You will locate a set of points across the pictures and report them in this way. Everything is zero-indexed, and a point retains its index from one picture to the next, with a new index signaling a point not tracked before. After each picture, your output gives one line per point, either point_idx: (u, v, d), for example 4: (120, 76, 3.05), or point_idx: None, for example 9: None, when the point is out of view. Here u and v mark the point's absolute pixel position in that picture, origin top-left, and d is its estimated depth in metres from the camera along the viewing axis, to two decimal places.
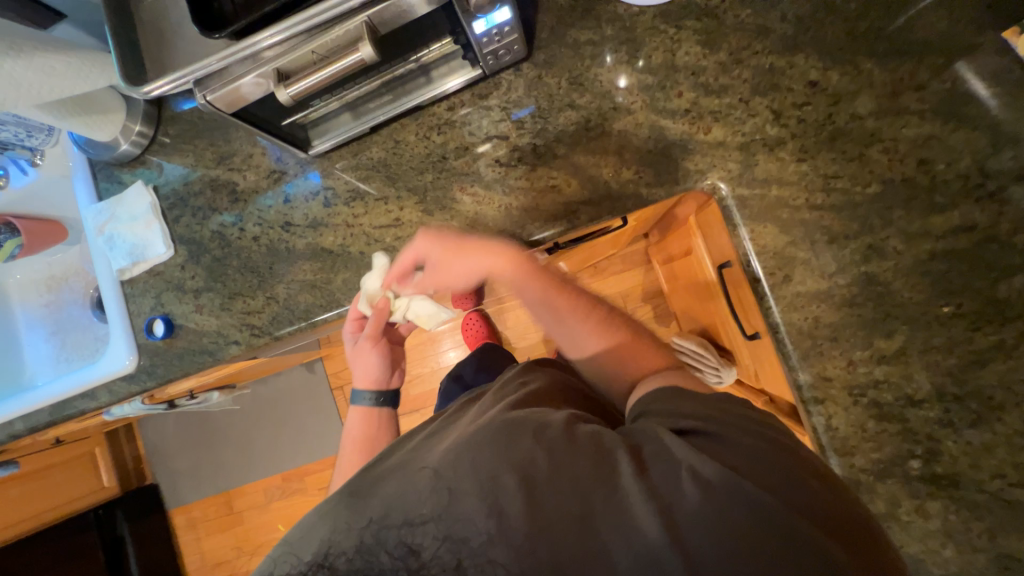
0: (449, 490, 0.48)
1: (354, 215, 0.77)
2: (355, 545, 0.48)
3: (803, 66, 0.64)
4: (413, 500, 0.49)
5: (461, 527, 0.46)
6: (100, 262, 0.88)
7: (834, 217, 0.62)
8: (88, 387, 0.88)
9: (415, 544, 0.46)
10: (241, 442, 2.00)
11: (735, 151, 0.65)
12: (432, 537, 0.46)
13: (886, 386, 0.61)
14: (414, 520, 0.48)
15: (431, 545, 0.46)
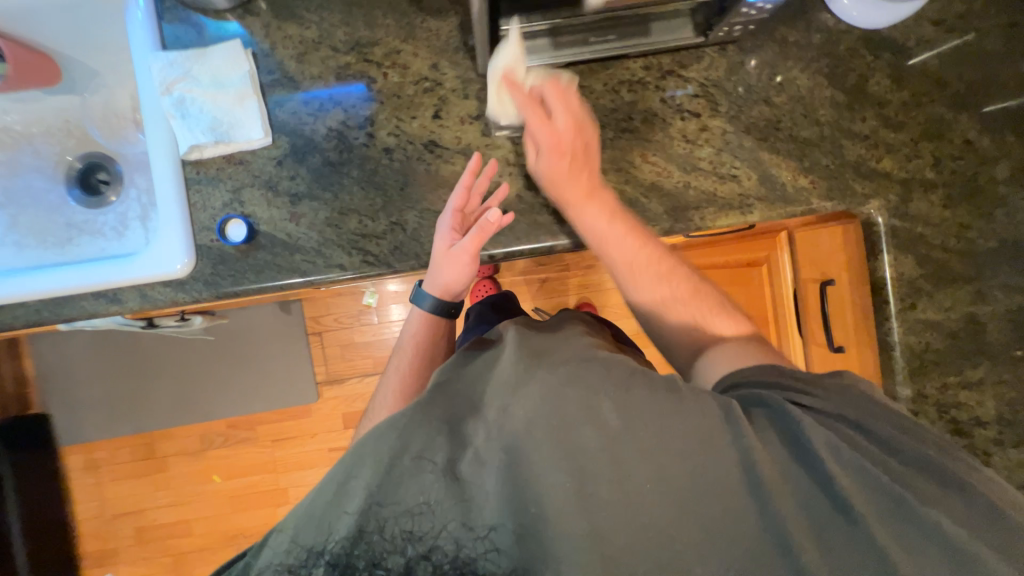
0: (457, 477, 0.47)
1: (517, 153, 0.70)
2: (352, 531, 0.46)
3: (964, 124, 0.72)
4: (411, 486, 0.46)
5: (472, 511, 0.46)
6: (156, 129, 0.67)
7: (958, 260, 0.72)
8: (113, 286, 0.68)
9: (416, 530, 0.46)
10: (178, 378, 1.70)
11: (897, 184, 0.72)
12: (432, 523, 0.46)
13: (964, 407, 0.73)
14: (413, 507, 0.46)
15: (435, 532, 0.46)
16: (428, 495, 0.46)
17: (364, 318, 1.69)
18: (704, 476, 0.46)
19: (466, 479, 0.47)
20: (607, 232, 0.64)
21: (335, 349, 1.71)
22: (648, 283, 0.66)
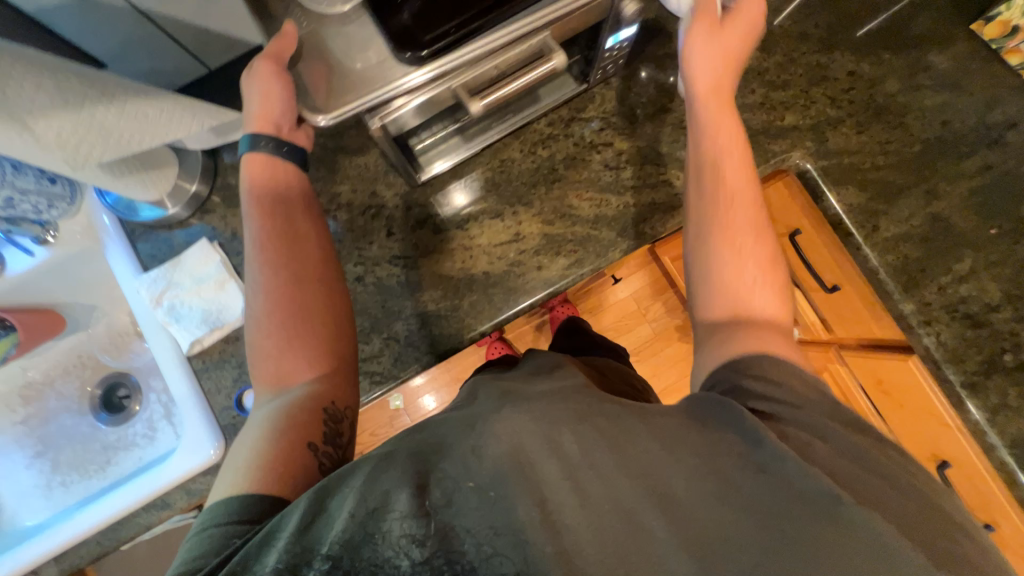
0: (454, 488, 0.39)
1: (470, 237, 0.76)
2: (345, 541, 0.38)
3: (841, 60, 0.79)
4: (425, 486, 0.40)
5: (474, 515, 0.38)
6: (160, 338, 0.74)
7: (894, 173, 0.76)
8: (164, 491, 0.72)
9: (416, 534, 0.38)
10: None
11: (808, 131, 0.77)
12: (440, 524, 0.38)
13: (971, 299, 0.74)
14: (406, 517, 0.38)
15: (431, 539, 0.37)
16: (427, 497, 0.39)
17: (399, 420, 1.65)
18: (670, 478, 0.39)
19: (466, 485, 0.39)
20: (716, 117, 0.60)
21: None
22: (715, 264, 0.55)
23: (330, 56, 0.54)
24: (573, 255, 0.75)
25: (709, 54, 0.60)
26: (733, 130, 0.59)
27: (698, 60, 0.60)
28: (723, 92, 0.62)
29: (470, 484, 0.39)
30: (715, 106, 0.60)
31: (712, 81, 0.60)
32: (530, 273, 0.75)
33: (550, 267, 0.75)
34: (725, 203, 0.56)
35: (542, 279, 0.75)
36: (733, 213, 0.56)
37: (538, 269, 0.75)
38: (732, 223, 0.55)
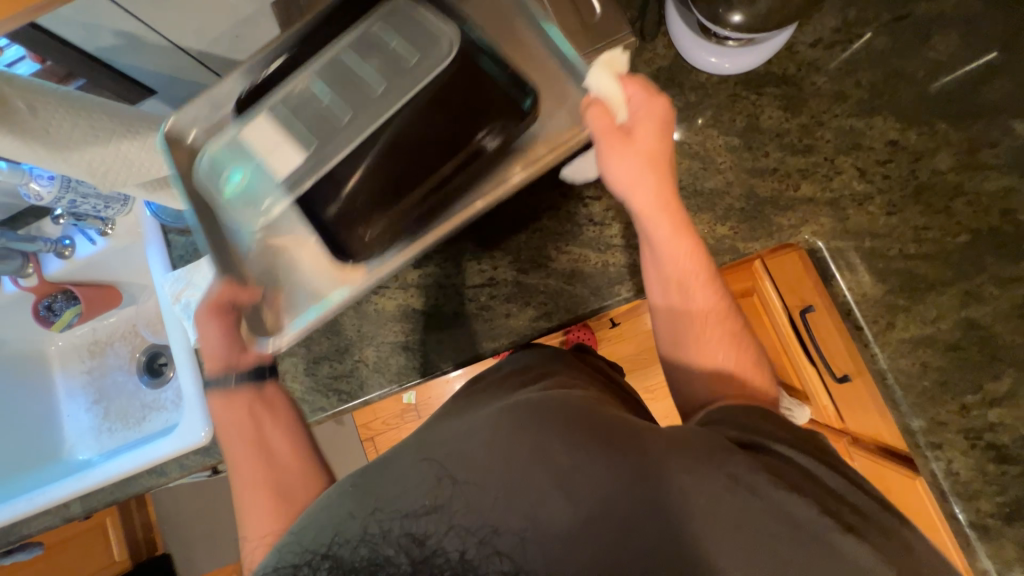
0: (453, 482, 0.43)
1: (446, 275, 0.78)
2: (357, 533, 0.43)
3: (882, 127, 0.69)
4: (408, 485, 0.44)
5: (470, 510, 0.41)
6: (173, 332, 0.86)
7: (927, 266, 0.66)
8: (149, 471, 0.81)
9: (418, 533, 0.41)
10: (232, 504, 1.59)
11: (826, 206, 0.69)
12: (434, 522, 0.42)
13: (1002, 429, 0.61)
14: (417, 509, 0.43)
15: (435, 532, 0.41)
16: (427, 496, 0.43)
17: (408, 415, 1.64)
18: (645, 501, 0.39)
19: (464, 482, 0.43)
20: (676, 255, 0.53)
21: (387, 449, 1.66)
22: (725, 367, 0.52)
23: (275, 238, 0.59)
24: (543, 308, 0.75)
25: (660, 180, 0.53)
26: (688, 266, 0.53)
27: (646, 185, 0.52)
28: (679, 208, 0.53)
29: (469, 483, 0.43)
30: (670, 224, 0.53)
31: (658, 195, 0.52)
32: (498, 320, 0.76)
33: (517, 316, 0.76)
34: (694, 326, 0.52)
35: (508, 327, 0.76)
36: (698, 301, 0.52)
37: (506, 317, 0.76)
38: (697, 308, 0.52)
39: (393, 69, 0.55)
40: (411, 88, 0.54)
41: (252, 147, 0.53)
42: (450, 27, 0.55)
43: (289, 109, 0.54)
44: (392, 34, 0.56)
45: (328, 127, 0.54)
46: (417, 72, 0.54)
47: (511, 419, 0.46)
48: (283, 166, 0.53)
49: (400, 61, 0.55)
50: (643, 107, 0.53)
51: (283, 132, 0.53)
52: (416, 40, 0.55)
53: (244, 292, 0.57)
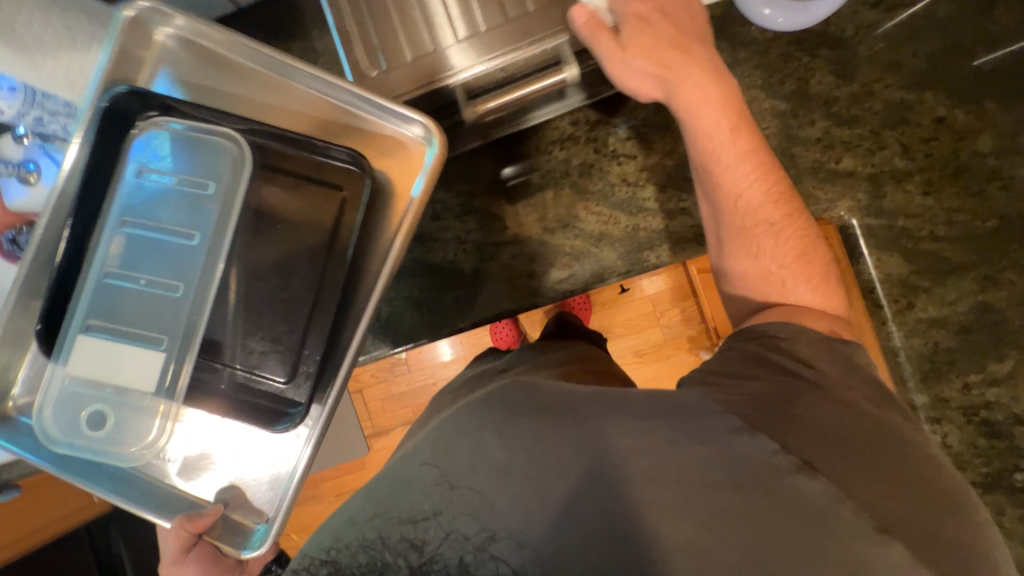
0: (454, 485, 0.33)
1: (467, 231, 0.74)
2: (359, 537, 0.33)
3: (931, 102, 0.66)
4: (410, 490, 0.34)
5: (499, 514, 0.32)
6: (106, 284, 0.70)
7: (953, 249, 0.66)
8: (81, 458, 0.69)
9: (417, 538, 0.32)
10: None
11: (864, 181, 0.67)
12: (436, 531, 0.32)
13: (998, 407, 0.65)
14: (414, 515, 0.33)
15: (434, 539, 0.32)
16: (430, 499, 0.33)
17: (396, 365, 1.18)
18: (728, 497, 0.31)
19: (466, 485, 0.33)
20: (733, 165, 0.46)
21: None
22: (756, 273, 0.47)
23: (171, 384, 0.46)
24: (567, 270, 0.73)
25: (697, 72, 0.46)
26: (749, 167, 0.46)
27: (700, 97, 0.46)
28: (737, 109, 0.47)
29: (472, 486, 0.33)
30: (727, 129, 0.46)
31: (716, 95, 0.46)
32: (519, 279, 0.74)
33: (540, 277, 0.73)
34: (742, 244, 0.47)
35: (529, 288, 0.74)
36: (764, 212, 0.46)
37: (529, 278, 0.74)
38: (765, 214, 0.46)
39: (200, 209, 0.40)
40: (234, 199, 0.40)
41: (94, 402, 0.39)
42: (226, 134, 0.40)
43: (114, 303, 0.40)
44: (176, 158, 0.41)
45: (172, 315, 0.40)
46: (232, 174, 0.40)
47: (491, 412, 0.37)
48: (148, 446, 0.40)
49: (201, 187, 0.40)
50: (666, 32, 0.46)
51: (118, 346, 0.39)
52: (209, 159, 0.40)
53: (203, 518, 0.42)
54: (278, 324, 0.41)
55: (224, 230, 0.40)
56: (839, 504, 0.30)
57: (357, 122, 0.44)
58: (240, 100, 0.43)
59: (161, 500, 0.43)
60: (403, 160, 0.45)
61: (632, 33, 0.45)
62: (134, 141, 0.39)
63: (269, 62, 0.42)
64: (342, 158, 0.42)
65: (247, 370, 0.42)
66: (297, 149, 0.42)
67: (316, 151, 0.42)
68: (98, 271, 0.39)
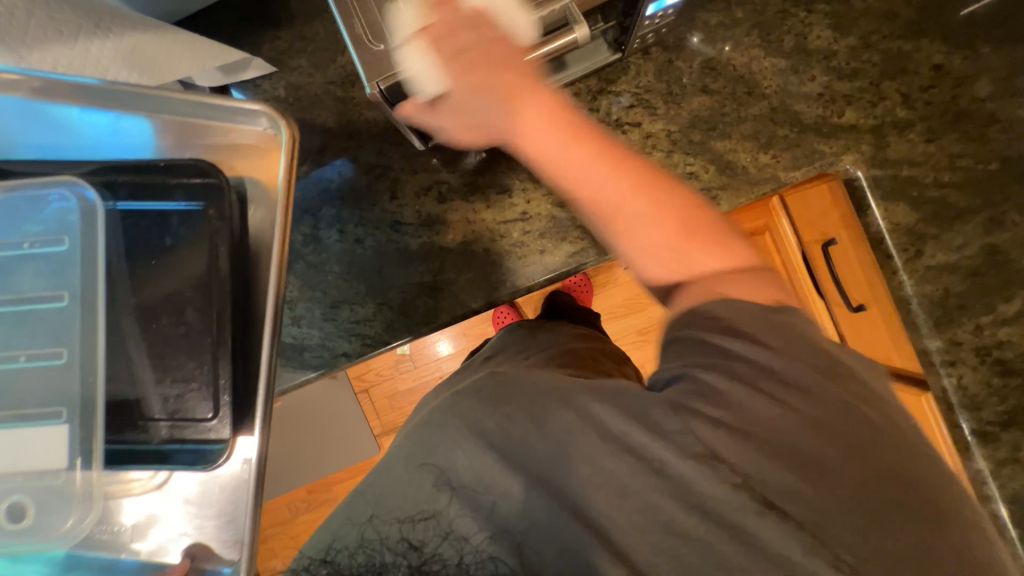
0: (451, 487, 0.40)
1: (475, 211, 0.73)
2: (355, 539, 0.41)
3: (928, 50, 0.67)
4: (403, 488, 0.41)
5: (461, 517, 0.39)
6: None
7: (957, 194, 0.67)
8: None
9: (415, 539, 0.39)
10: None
11: (867, 133, 0.68)
12: (431, 530, 0.39)
13: (1013, 346, 0.66)
14: (414, 516, 0.39)
15: (433, 540, 0.39)
16: (422, 503, 0.40)
17: (403, 365, 1.39)
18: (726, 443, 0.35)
19: (463, 487, 0.39)
20: (583, 171, 0.42)
21: (385, 400, 1.42)
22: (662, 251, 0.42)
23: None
24: (579, 243, 0.72)
25: (539, 100, 0.44)
26: (606, 186, 0.41)
27: (531, 122, 0.44)
28: (574, 125, 0.44)
29: (467, 487, 0.39)
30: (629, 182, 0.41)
31: (585, 144, 0.42)
32: (532, 256, 0.73)
33: (551, 253, 0.73)
34: (624, 243, 0.43)
35: (542, 264, 0.73)
36: (628, 207, 0.41)
37: (540, 254, 0.73)
38: (637, 214, 0.41)
39: (58, 267, 0.46)
40: (94, 250, 0.46)
41: (12, 494, 0.44)
42: (67, 182, 0.46)
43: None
44: (19, 226, 0.47)
45: (65, 387, 0.45)
46: (86, 225, 0.46)
47: (465, 405, 0.43)
48: (73, 525, 0.45)
49: (54, 244, 0.46)
50: (465, 79, 0.46)
51: (19, 436, 0.43)
52: (61, 213, 0.46)
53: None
54: (217, 351, 0.47)
55: (93, 277, 0.46)
56: (760, 497, 0.35)
57: (223, 139, 0.51)
58: (150, 137, 0.50)
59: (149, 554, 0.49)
60: (271, 158, 0.51)
61: (455, 92, 0.47)
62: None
63: (171, 104, 0.49)
64: (233, 208, 0.49)
65: (170, 418, 0.47)
66: (198, 200, 0.49)
67: (217, 212, 0.48)
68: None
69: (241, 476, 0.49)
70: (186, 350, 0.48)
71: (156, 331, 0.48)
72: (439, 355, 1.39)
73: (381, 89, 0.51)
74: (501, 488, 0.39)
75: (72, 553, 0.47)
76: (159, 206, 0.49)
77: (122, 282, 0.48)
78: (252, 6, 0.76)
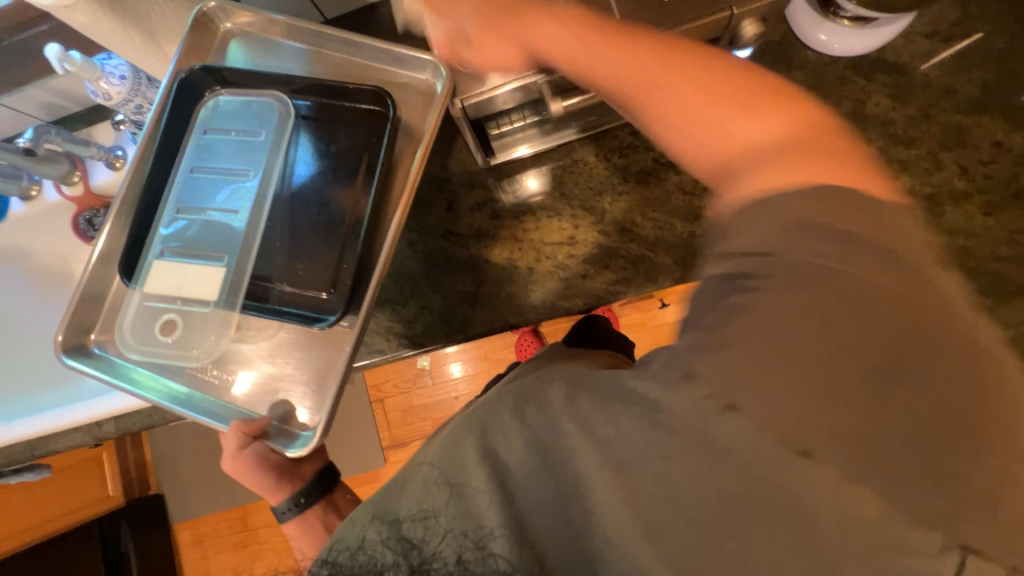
0: (448, 485, 0.37)
1: (525, 230, 0.77)
2: (357, 539, 0.38)
3: (989, 126, 0.68)
4: (405, 488, 0.38)
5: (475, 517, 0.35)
6: (115, 217, 0.59)
7: (1016, 270, 0.67)
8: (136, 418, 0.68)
9: (415, 538, 0.36)
10: (208, 454, 1.39)
11: (923, 199, 0.68)
12: (432, 530, 0.36)
13: None
14: (415, 512, 0.37)
15: (434, 538, 0.36)
16: (427, 499, 0.37)
17: (420, 380, 1.39)
18: None
19: (460, 483, 0.36)
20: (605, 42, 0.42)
21: (397, 413, 1.42)
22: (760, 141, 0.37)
23: (245, 424, 0.55)
24: (621, 272, 0.74)
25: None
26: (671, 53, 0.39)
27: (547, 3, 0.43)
28: (597, 29, 0.42)
29: (467, 484, 0.36)
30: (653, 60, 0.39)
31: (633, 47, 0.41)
32: (574, 280, 0.75)
33: (594, 278, 0.74)
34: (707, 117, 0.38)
35: (583, 289, 0.75)
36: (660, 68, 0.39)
37: (583, 278, 0.75)
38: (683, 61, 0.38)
39: (248, 155, 0.58)
40: (277, 149, 0.58)
41: (170, 312, 0.55)
42: (275, 96, 0.59)
43: (183, 233, 0.57)
44: (233, 120, 0.60)
45: (229, 238, 0.56)
46: (278, 128, 0.58)
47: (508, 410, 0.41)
48: (206, 351, 0.54)
49: (253, 136, 0.59)
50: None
51: (192, 267, 0.55)
52: (259, 127, 0.59)
53: (255, 423, 0.55)
54: (348, 241, 0.58)
55: (271, 169, 0.57)
56: None
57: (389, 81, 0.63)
58: (338, 70, 0.64)
59: (249, 407, 0.59)
60: (425, 102, 0.63)
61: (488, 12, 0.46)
62: (199, 117, 0.60)
63: (360, 50, 0.62)
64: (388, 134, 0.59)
65: (293, 286, 0.58)
66: (359, 125, 0.61)
67: (377, 143, 0.60)
68: (175, 209, 0.57)
69: (332, 361, 0.59)
70: (320, 236, 0.58)
71: (303, 217, 0.59)
72: (452, 376, 1.37)
73: (462, 107, 0.59)
74: (529, 472, 0.36)
75: (192, 393, 0.58)
76: (321, 133, 0.61)
77: (290, 171, 0.59)
78: (350, 29, 0.85)
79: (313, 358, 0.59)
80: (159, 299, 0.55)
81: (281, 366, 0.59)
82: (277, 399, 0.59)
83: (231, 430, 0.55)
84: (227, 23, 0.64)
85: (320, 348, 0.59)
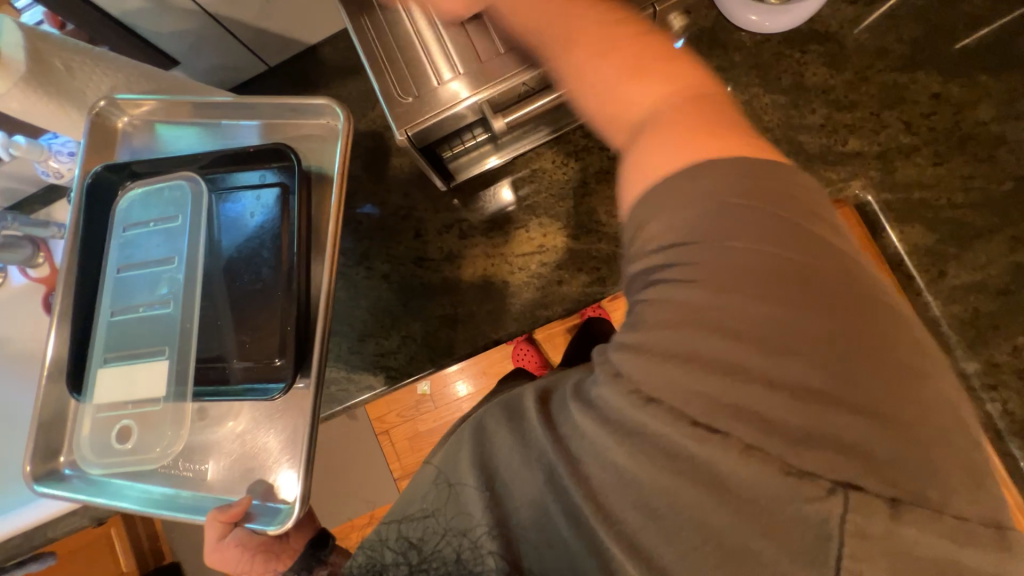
0: (450, 484, 0.37)
1: (495, 246, 0.77)
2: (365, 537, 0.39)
3: (924, 80, 0.70)
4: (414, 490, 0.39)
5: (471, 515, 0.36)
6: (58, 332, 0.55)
7: (974, 213, 0.69)
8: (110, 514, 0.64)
9: (415, 538, 0.37)
10: None
11: (874, 158, 0.70)
12: (431, 529, 0.37)
13: None
14: (415, 514, 0.38)
15: (433, 537, 0.37)
16: (430, 499, 0.37)
17: (423, 406, 1.37)
18: None
19: (462, 483, 0.36)
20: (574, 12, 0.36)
21: (405, 443, 1.40)
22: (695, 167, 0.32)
23: (221, 514, 0.52)
24: (596, 273, 0.75)
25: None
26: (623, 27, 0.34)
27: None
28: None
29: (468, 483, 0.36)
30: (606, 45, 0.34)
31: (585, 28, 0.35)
32: (551, 287, 0.75)
33: (570, 282, 0.75)
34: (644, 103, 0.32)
35: (563, 294, 0.75)
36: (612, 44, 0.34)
37: (560, 284, 0.75)
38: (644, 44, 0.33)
39: (171, 240, 0.57)
40: (197, 228, 0.56)
41: (123, 417, 0.54)
42: (185, 176, 0.57)
43: (124, 333, 0.55)
44: (148, 210, 0.58)
45: (166, 329, 0.54)
46: (193, 209, 0.57)
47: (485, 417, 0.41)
48: (164, 450, 0.53)
49: (171, 221, 0.57)
50: None
51: (135, 369, 0.53)
52: (180, 204, 0.57)
53: (230, 509, 0.51)
54: (286, 303, 0.54)
55: (197, 249, 0.56)
56: None
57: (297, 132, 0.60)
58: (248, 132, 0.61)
59: (226, 491, 0.56)
60: (331, 143, 0.60)
61: None
62: (116, 209, 0.58)
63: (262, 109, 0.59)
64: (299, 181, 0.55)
65: (246, 361, 0.55)
66: (274, 181, 0.57)
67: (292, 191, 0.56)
68: (109, 312, 0.56)
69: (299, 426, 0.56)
70: (261, 306, 0.55)
71: (239, 289, 0.56)
72: (456, 396, 1.36)
73: (408, 136, 0.58)
74: (514, 468, 0.35)
75: (171, 491, 0.55)
76: (242, 193, 0.58)
77: (218, 246, 0.57)
78: (297, 74, 0.86)
79: (280, 429, 0.56)
80: (108, 409, 0.54)
81: (250, 442, 0.56)
82: (253, 478, 0.55)
83: (208, 521, 0.52)
84: (123, 116, 0.60)
85: (283, 418, 0.56)
